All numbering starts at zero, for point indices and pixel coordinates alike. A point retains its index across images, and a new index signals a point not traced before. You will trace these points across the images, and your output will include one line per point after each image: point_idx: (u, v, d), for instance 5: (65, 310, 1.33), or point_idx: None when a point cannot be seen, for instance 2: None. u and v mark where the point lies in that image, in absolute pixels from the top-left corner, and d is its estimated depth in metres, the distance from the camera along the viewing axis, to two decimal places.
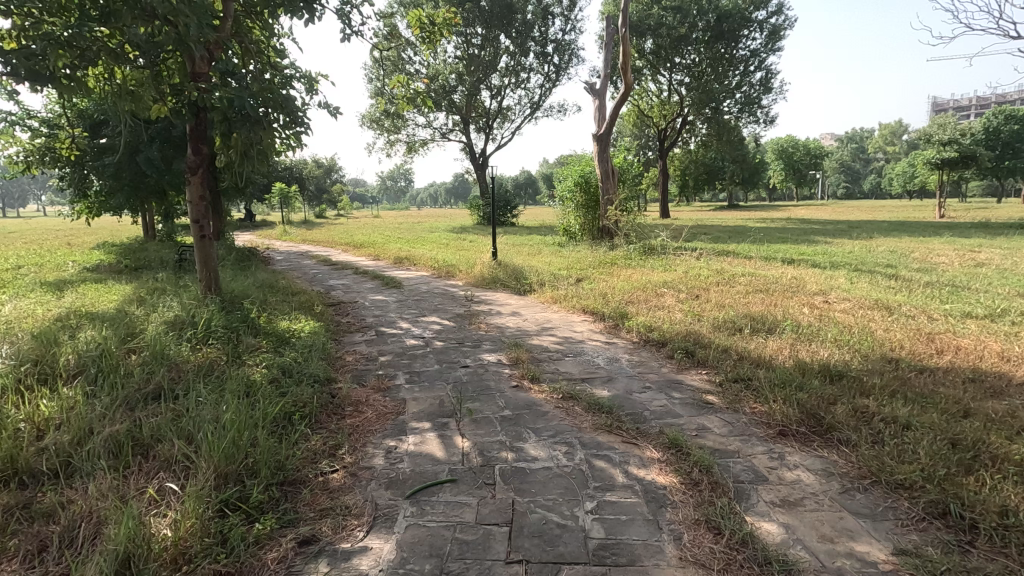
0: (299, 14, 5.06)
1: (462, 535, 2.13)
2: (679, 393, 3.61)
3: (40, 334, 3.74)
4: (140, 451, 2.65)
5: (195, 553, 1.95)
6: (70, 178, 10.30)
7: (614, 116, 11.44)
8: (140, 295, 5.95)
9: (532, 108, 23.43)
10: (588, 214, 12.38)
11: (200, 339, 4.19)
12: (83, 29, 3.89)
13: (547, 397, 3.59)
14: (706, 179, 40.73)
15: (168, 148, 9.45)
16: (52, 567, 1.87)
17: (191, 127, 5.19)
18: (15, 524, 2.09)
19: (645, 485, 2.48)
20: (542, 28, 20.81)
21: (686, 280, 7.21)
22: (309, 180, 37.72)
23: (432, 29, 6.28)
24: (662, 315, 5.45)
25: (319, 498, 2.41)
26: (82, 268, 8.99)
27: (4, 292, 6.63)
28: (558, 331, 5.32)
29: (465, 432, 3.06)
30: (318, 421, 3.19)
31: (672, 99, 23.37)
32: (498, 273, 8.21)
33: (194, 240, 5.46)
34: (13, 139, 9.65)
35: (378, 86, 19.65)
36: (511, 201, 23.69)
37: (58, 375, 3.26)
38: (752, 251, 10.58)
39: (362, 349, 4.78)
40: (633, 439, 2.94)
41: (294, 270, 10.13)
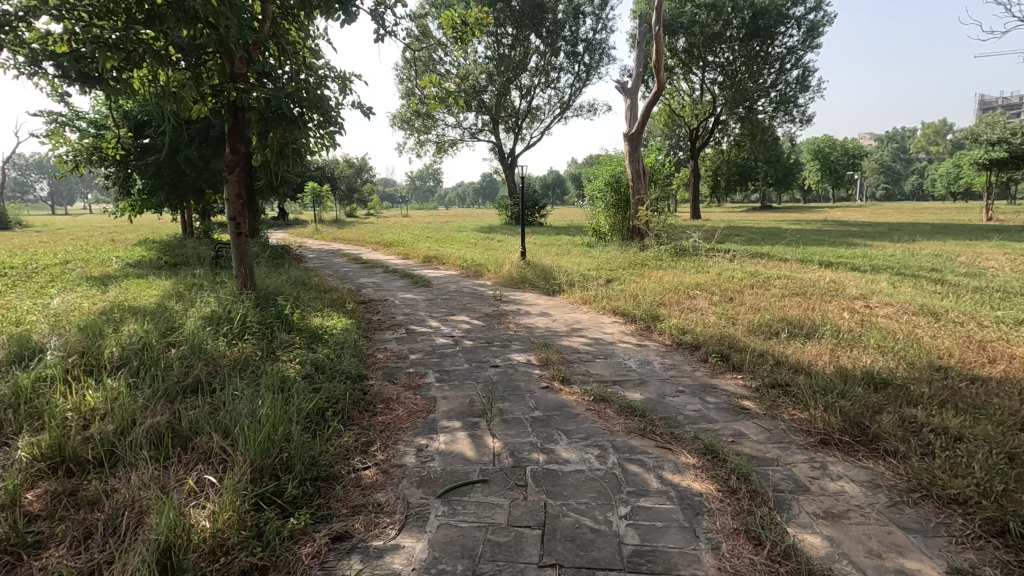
0: (333, 15, 5.13)
1: (493, 536, 2.11)
2: (714, 398, 3.52)
3: (86, 327, 3.89)
4: (179, 443, 2.71)
5: (232, 545, 1.97)
6: (115, 178, 10.75)
7: (647, 115, 11.31)
8: (178, 290, 6.12)
9: (562, 108, 23.32)
10: (619, 214, 12.24)
11: (236, 334, 4.28)
12: (130, 32, 4.02)
13: (578, 398, 3.55)
14: (738, 179, 40.05)
15: (206, 148, 9.71)
16: (97, 554, 1.92)
17: (230, 126, 5.31)
18: (63, 511, 2.16)
19: (680, 491, 2.42)
20: (573, 27, 20.72)
21: (720, 282, 7.06)
22: (341, 180, 38.43)
23: (464, 29, 6.26)
24: (695, 318, 5.33)
25: (352, 495, 2.42)
26: (125, 263, 9.30)
27: (53, 285, 6.91)
28: (588, 332, 5.27)
29: (496, 432, 3.04)
30: (350, 417, 3.23)
31: (705, 99, 22.99)
32: (527, 273, 8.18)
33: (230, 238, 5.60)
34: (63, 139, 10.08)
35: (409, 86, 19.84)
36: (539, 201, 23.63)
37: (102, 366, 3.36)
38: (789, 253, 10.30)
39: (392, 347, 4.80)
40: (667, 444, 2.88)
41: (325, 267, 10.27)
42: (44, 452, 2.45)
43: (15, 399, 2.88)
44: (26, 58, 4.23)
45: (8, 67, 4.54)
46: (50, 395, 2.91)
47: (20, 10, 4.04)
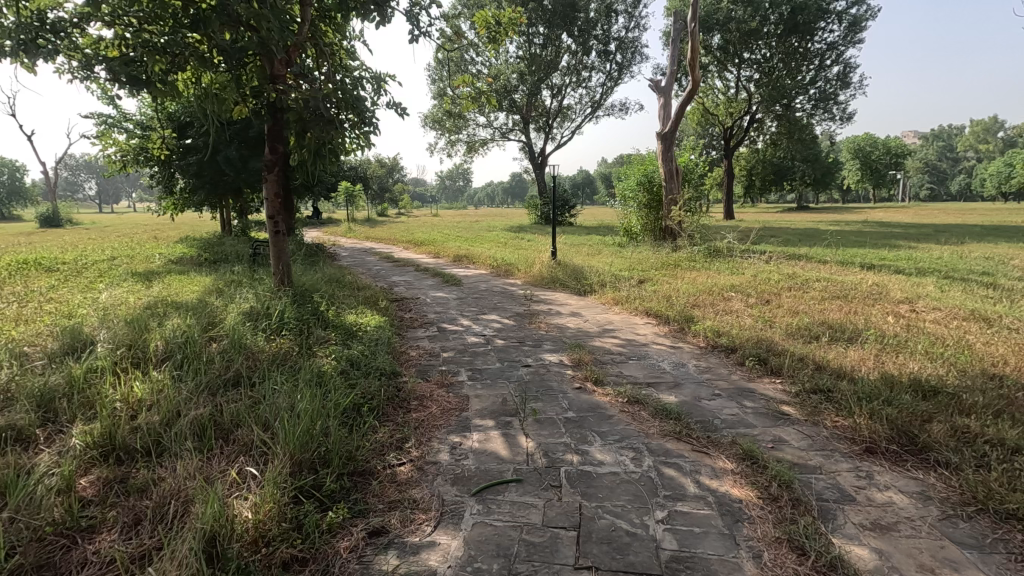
0: (369, 17, 5.19)
1: (529, 536, 2.10)
2: (752, 402, 3.44)
3: (133, 321, 4.05)
4: (221, 435, 2.78)
5: (273, 536, 2.02)
6: (159, 177, 11.18)
7: (680, 114, 11.16)
8: (218, 287, 6.32)
9: (593, 107, 23.17)
10: (651, 214, 12.09)
11: (275, 330, 4.39)
12: (178, 36, 4.15)
13: (612, 400, 3.51)
14: (774, 179, 39.13)
15: (245, 148, 9.97)
16: (146, 541, 1.98)
17: (269, 126, 5.43)
18: (113, 497, 2.24)
19: (718, 497, 2.37)
20: (605, 26, 20.58)
21: (756, 284, 6.90)
22: (373, 179, 39.07)
23: (497, 28, 6.25)
24: (731, 320, 5.22)
25: (388, 490, 2.45)
26: (167, 261, 9.60)
27: (102, 280, 7.22)
28: (621, 333, 5.22)
29: (529, 432, 3.04)
30: (385, 413, 3.26)
31: (740, 97, 22.52)
32: (558, 273, 8.15)
33: (269, 236, 5.73)
34: (111, 140, 10.51)
35: (441, 87, 20.02)
36: (570, 201, 23.52)
37: (148, 359, 3.48)
38: (829, 255, 10.00)
39: (425, 345, 4.84)
40: (704, 448, 2.82)
41: (358, 266, 10.41)
42: (96, 440, 2.55)
43: (68, 389, 3.01)
44: (80, 63, 4.41)
45: (63, 71, 4.75)
46: (100, 385, 3.03)
47: (75, 17, 4.22)
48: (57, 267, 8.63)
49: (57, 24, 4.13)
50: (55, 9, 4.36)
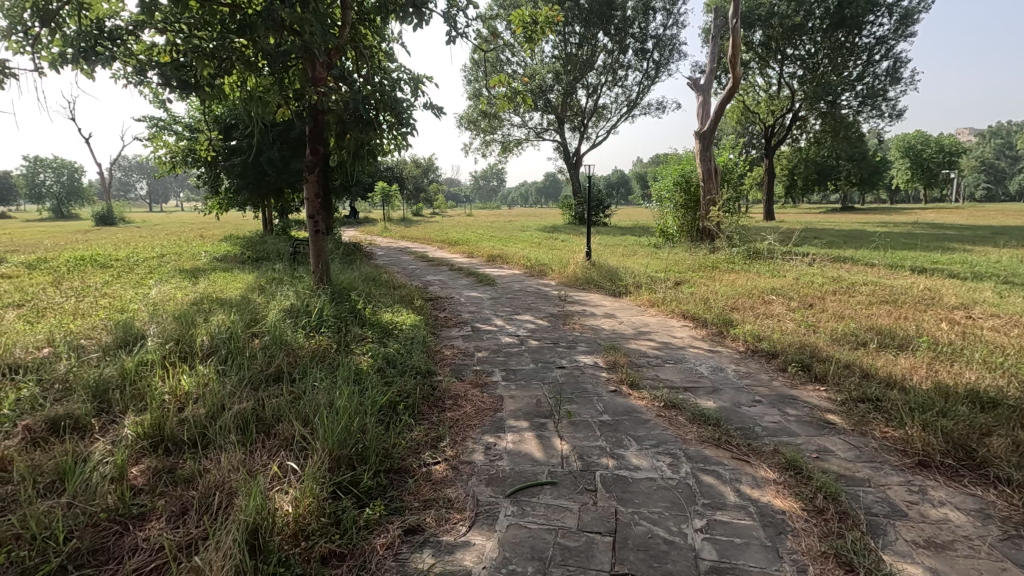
0: (408, 19, 5.23)
1: (564, 540, 2.08)
2: (795, 410, 3.32)
3: (181, 316, 4.21)
4: (263, 429, 2.86)
5: (313, 531, 2.05)
6: (205, 177, 11.60)
7: (720, 112, 10.91)
8: (260, 284, 6.51)
9: (629, 106, 22.90)
10: (688, 215, 11.88)
11: (314, 327, 4.49)
12: (225, 41, 4.28)
13: (648, 404, 3.45)
14: (818, 179, 37.90)
15: (287, 149, 10.24)
16: (193, 530, 2.05)
17: (310, 128, 5.56)
18: (162, 486, 2.33)
19: (760, 507, 2.30)
20: (642, 24, 20.31)
21: (798, 287, 6.69)
22: (408, 179, 39.70)
23: (534, 28, 6.22)
24: (771, 324, 5.07)
25: (423, 489, 2.46)
26: (213, 258, 9.96)
27: (153, 277, 7.56)
28: (657, 336, 5.14)
29: (564, 434, 3.02)
30: (420, 412, 3.29)
31: (782, 94, 21.89)
32: (593, 273, 8.10)
33: (309, 235, 5.87)
34: (161, 142, 10.96)
35: (477, 88, 20.13)
36: (604, 201, 23.32)
37: (195, 353, 3.61)
38: (876, 257, 9.61)
39: (459, 344, 4.87)
40: (744, 456, 2.74)
41: (393, 265, 10.56)
42: (146, 430, 2.66)
43: (121, 380, 3.15)
44: (135, 69, 4.61)
45: (119, 77, 4.98)
46: (150, 378, 3.15)
47: (131, 24, 4.41)
48: (111, 263, 9.06)
49: (114, 32, 4.33)
50: (113, 17, 4.57)
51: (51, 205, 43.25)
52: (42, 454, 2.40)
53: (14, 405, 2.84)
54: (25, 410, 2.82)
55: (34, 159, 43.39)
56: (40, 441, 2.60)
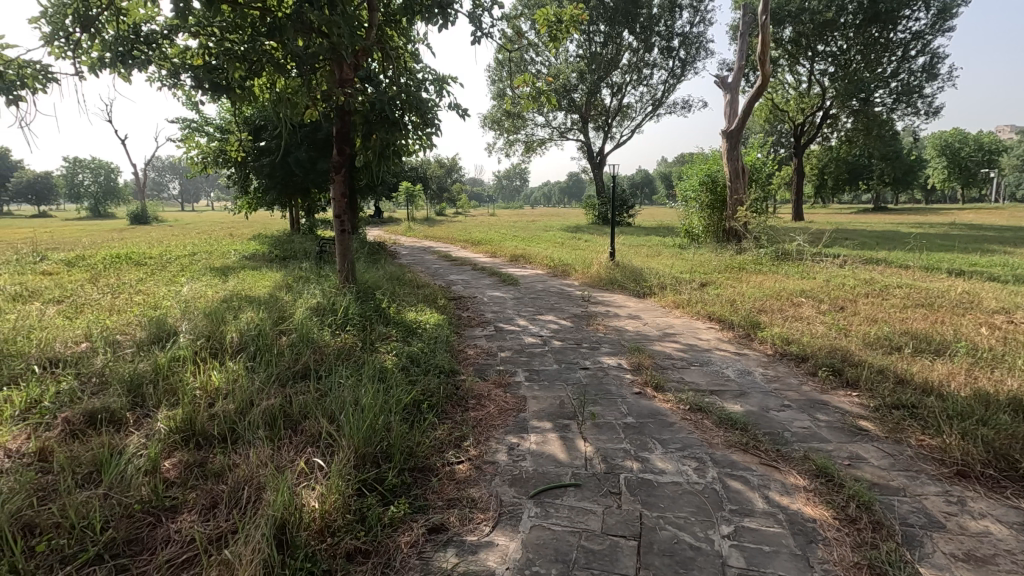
0: (434, 21, 5.26)
1: (588, 543, 2.06)
2: (826, 416, 3.24)
3: (212, 313, 4.32)
4: (290, 425, 2.91)
5: (338, 527, 2.08)
6: (235, 177, 11.86)
7: (748, 111, 10.72)
8: (287, 282, 6.63)
9: (654, 105, 22.67)
10: (714, 215, 11.70)
11: (339, 325, 4.55)
12: (257, 44, 4.36)
13: (673, 406, 3.41)
14: (848, 178, 36.95)
15: (313, 150, 10.39)
16: (223, 524, 2.09)
17: (337, 128, 5.60)
18: (193, 480, 2.38)
19: (790, 515, 2.24)
20: (668, 22, 20.10)
21: (828, 289, 6.53)
22: (432, 180, 40.01)
23: (558, 27, 6.20)
24: (800, 327, 4.96)
25: (447, 488, 2.47)
26: (241, 257, 10.17)
27: (184, 275, 7.75)
28: (682, 338, 5.07)
29: (587, 436, 3.00)
30: (444, 411, 3.31)
31: (813, 91, 21.41)
32: (616, 274, 8.03)
33: (335, 234, 5.96)
34: (193, 143, 11.26)
35: (501, 87, 20.16)
36: (628, 201, 23.12)
37: (225, 349, 3.70)
38: (911, 259, 9.32)
39: (482, 344, 4.88)
40: (774, 461, 2.68)
41: (417, 264, 10.64)
42: (178, 425, 2.73)
43: (155, 375, 3.24)
44: (169, 72, 4.73)
45: (154, 80, 5.12)
46: (182, 373, 3.24)
47: (166, 29, 4.53)
48: (145, 261, 9.32)
49: (150, 36, 4.46)
50: (148, 22, 4.70)
51: (89, 205, 44.68)
52: (80, 446, 2.48)
53: (55, 398, 2.94)
54: (64, 403, 2.91)
55: (73, 160, 44.90)
56: (78, 433, 2.68)
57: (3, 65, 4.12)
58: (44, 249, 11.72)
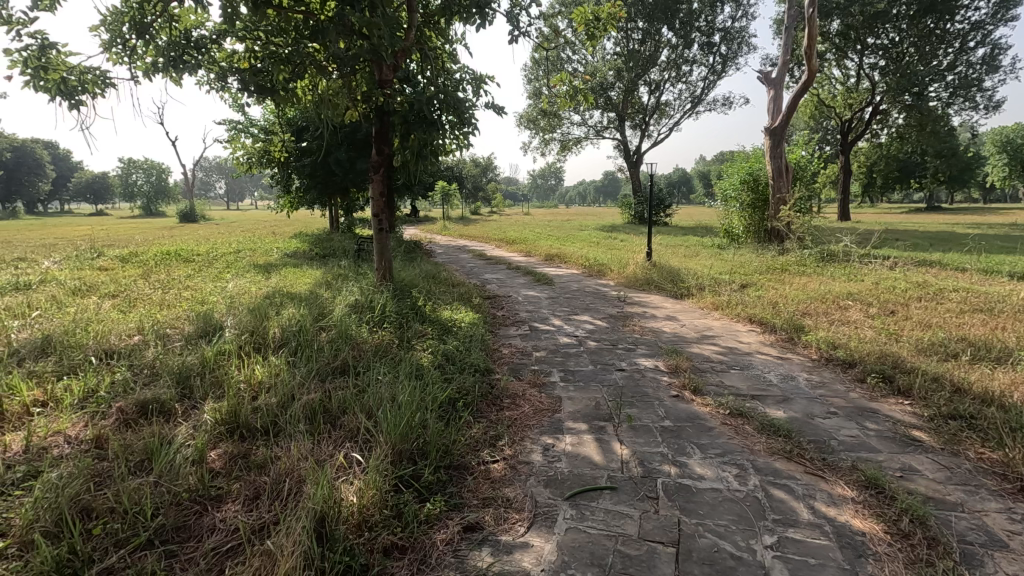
0: (472, 20, 5.28)
1: (625, 548, 2.03)
2: (875, 425, 3.10)
3: (256, 309, 4.45)
4: (329, 420, 2.96)
5: (376, 522, 2.11)
6: (278, 177, 12.19)
7: (793, 107, 10.39)
8: (326, 279, 6.77)
9: (693, 102, 22.25)
10: (755, 214, 11.40)
11: (377, 322, 4.63)
12: (300, 47, 4.46)
13: (713, 411, 3.32)
14: (898, 177, 35.44)
15: (353, 150, 10.60)
16: (265, 514, 2.14)
17: (376, 129, 5.71)
18: (237, 471, 2.45)
19: (837, 527, 2.15)
20: (708, 17, 19.69)
21: (878, 292, 6.26)
22: (467, 179, 40.33)
23: (597, 25, 6.13)
24: (848, 331, 4.77)
25: (482, 487, 2.47)
26: (283, 254, 10.45)
27: (229, 271, 8.02)
28: (721, 340, 4.95)
29: (624, 439, 2.95)
30: (479, 409, 3.32)
31: (862, 86, 20.58)
32: (653, 274, 7.90)
33: (373, 233, 6.07)
34: (239, 144, 11.63)
35: (537, 86, 20.15)
36: (665, 200, 22.75)
37: (267, 345, 3.80)
38: (969, 261, 8.86)
39: (516, 343, 4.86)
40: (819, 471, 2.58)
41: (452, 262, 10.71)
42: (224, 417, 2.81)
43: (202, 367, 3.36)
44: (217, 75, 4.89)
45: (203, 83, 5.30)
46: (227, 367, 3.35)
47: (214, 34, 4.68)
48: (193, 258, 9.68)
49: (200, 41, 4.61)
50: (198, 27, 4.87)
51: (141, 204, 46.74)
52: (132, 435, 2.59)
53: (110, 388, 3.08)
54: (118, 393, 3.05)
55: (128, 161, 46.98)
56: (130, 422, 2.80)
57: (66, 71, 4.35)
58: (101, 246, 12.30)
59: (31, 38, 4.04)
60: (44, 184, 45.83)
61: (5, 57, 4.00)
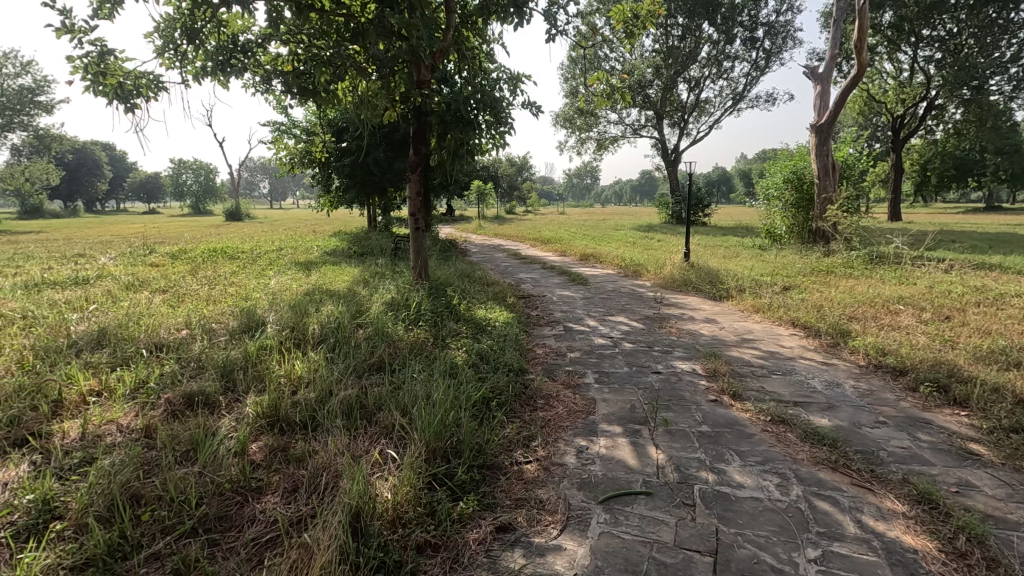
0: (509, 20, 5.27)
1: (660, 555, 1.98)
2: (929, 436, 2.94)
3: (296, 306, 4.57)
4: (365, 416, 3.00)
5: (409, 519, 2.13)
6: (319, 177, 12.48)
7: (842, 103, 10.00)
8: (364, 277, 6.88)
9: (735, 99, 21.70)
10: (799, 214, 11.04)
11: (413, 321, 4.68)
12: (341, 49, 4.54)
13: (753, 417, 3.22)
14: (954, 175, 33.68)
15: (391, 150, 10.74)
16: (302, 507, 2.19)
17: (414, 130, 5.78)
18: (277, 464, 2.51)
19: (886, 543, 2.05)
20: (751, 11, 19.17)
21: (932, 296, 5.95)
22: (503, 178, 40.46)
23: (636, 22, 6.03)
24: (898, 337, 4.56)
25: (515, 487, 2.47)
26: (323, 252, 10.70)
27: (272, 268, 8.26)
28: (762, 344, 4.80)
29: (659, 443, 2.89)
30: (513, 409, 3.31)
31: (916, 80, 19.66)
32: (691, 275, 7.74)
33: (409, 232, 6.13)
34: (282, 145, 11.97)
35: (573, 85, 20.03)
36: (704, 200, 22.25)
37: (307, 340, 3.90)
38: None
39: (551, 343, 4.84)
40: (866, 483, 2.47)
41: (487, 261, 10.74)
42: (265, 410, 2.89)
43: (245, 362, 3.47)
44: (262, 78, 5.03)
45: (249, 86, 5.47)
46: (269, 362, 3.44)
47: (260, 38, 4.82)
48: (237, 255, 10.01)
49: (246, 45, 4.76)
50: (245, 32, 5.02)
51: (190, 202, 48.58)
52: (179, 426, 2.69)
53: (159, 380, 3.21)
54: (167, 384, 3.18)
55: (178, 161, 48.82)
56: (178, 413, 2.91)
57: (122, 76, 4.55)
58: (153, 243, 12.86)
59: (91, 46, 4.24)
60: (102, 184, 48.20)
61: (68, 64, 4.21)
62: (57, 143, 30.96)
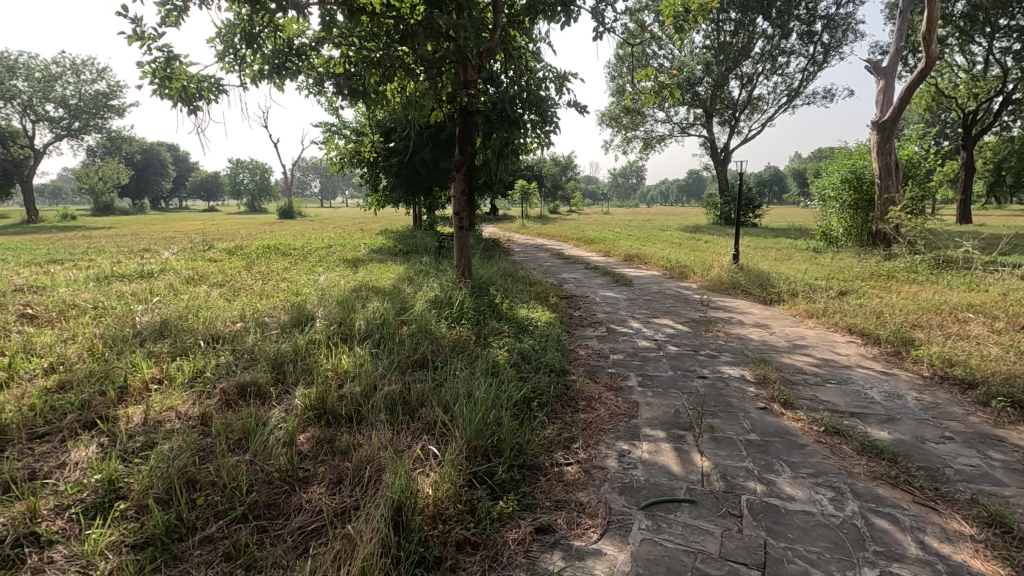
0: (556, 19, 5.25)
1: (704, 566, 1.92)
2: (1001, 455, 2.74)
3: (344, 302, 4.69)
4: (408, 411, 3.04)
5: (450, 516, 2.14)
6: (367, 176, 12.77)
7: (907, 98, 9.48)
8: (409, 275, 6.99)
9: (789, 95, 20.90)
10: (858, 216, 10.52)
11: (455, 318, 4.73)
12: (390, 50, 4.61)
13: (805, 427, 3.09)
14: None
15: (436, 150, 10.87)
16: (346, 499, 2.24)
17: (460, 129, 5.84)
18: (323, 455, 2.58)
19: (951, 566, 1.92)
20: (809, 4, 18.41)
21: (1006, 304, 5.55)
22: (547, 177, 40.36)
23: (686, 17, 5.88)
24: (967, 347, 4.27)
25: (555, 489, 2.45)
26: (370, 250, 10.94)
27: (322, 265, 8.51)
28: (816, 351, 4.60)
29: (705, 450, 2.81)
30: (555, 410, 3.29)
31: (991, 73, 18.39)
32: (739, 278, 7.49)
33: (454, 230, 6.19)
34: (332, 145, 12.32)
35: (620, 84, 19.77)
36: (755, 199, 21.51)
37: (353, 335, 3.99)
38: None
39: (593, 345, 4.78)
40: (929, 502, 2.32)
41: (530, 261, 10.72)
42: (312, 402, 2.97)
43: (294, 355, 3.58)
44: (315, 80, 5.19)
45: (302, 88, 5.65)
46: (317, 356, 3.55)
47: (314, 41, 4.98)
48: (289, 252, 10.37)
49: (301, 48, 4.93)
50: (299, 36, 5.19)
51: (246, 200, 50.57)
52: (232, 415, 2.80)
53: (215, 369, 3.36)
54: (222, 374, 3.32)
55: (236, 161, 51.02)
56: (231, 402, 3.03)
57: (186, 80, 4.78)
58: (212, 239, 13.50)
59: (159, 51, 4.49)
60: (166, 183, 50.84)
61: (138, 68, 4.47)
62: (126, 143, 32.76)
